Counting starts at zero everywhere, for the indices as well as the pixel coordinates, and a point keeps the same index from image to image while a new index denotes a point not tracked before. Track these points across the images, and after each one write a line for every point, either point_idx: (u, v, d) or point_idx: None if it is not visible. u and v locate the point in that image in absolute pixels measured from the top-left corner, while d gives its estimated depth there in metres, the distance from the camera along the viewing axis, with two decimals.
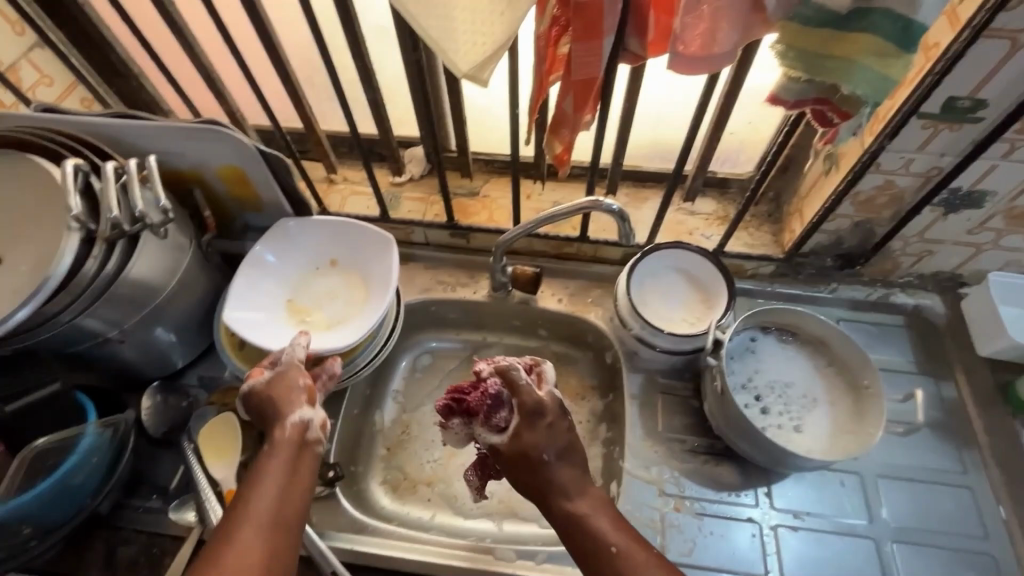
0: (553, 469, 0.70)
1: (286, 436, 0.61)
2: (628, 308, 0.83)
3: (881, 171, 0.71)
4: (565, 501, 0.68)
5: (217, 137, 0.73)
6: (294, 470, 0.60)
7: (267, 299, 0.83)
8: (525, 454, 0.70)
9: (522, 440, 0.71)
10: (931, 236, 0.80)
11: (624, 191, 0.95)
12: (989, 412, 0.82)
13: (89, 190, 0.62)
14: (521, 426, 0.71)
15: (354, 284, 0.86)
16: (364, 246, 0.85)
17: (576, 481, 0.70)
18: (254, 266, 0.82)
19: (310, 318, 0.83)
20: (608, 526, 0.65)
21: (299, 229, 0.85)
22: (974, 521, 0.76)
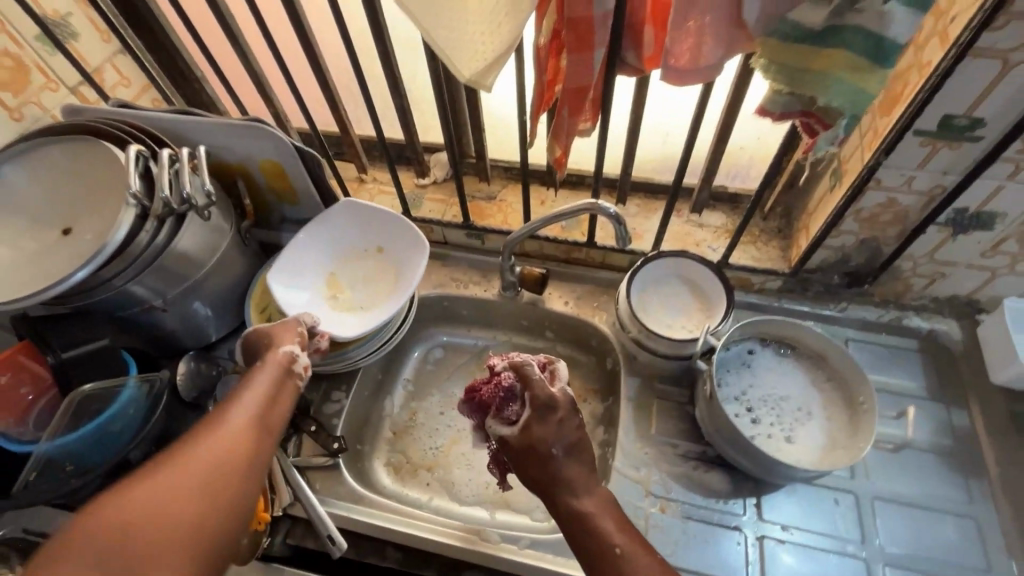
0: (562, 464, 0.66)
1: (275, 359, 0.68)
2: (627, 311, 0.86)
3: (882, 187, 0.71)
4: (572, 499, 0.64)
5: (259, 134, 0.83)
6: (277, 387, 0.66)
7: (312, 270, 0.91)
8: (534, 448, 0.67)
9: (530, 433, 0.68)
10: (941, 257, 0.79)
11: (635, 201, 0.98)
12: (1000, 442, 0.79)
13: (147, 173, 0.72)
14: (531, 418, 0.69)
15: (389, 273, 0.92)
16: (398, 238, 0.92)
17: (585, 481, 0.66)
18: (315, 233, 0.91)
19: (344, 297, 0.91)
20: (613, 526, 0.61)
21: (349, 213, 0.92)
22: (977, 553, 0.73)
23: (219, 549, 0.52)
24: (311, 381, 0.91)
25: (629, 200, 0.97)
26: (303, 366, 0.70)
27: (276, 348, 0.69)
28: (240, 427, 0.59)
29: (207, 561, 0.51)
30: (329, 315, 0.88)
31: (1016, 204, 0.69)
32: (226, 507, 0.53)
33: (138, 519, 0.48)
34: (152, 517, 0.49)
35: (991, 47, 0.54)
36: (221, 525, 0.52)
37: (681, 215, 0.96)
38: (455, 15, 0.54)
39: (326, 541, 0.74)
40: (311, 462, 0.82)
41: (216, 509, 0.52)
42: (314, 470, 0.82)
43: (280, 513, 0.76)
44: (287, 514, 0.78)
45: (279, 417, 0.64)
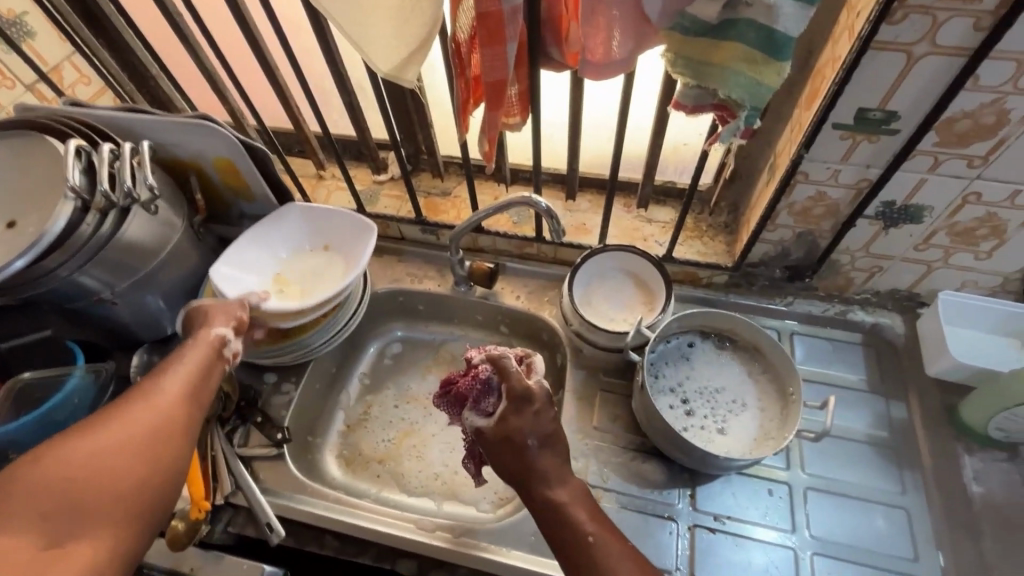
0: (537, 457, 0.63)
1: (205, 339, 0.69)
2: (570, 305, 0.86)
3: (810, 181, 0.72)
4: (546, 491, 0.61)
5: (208, 131, 0.84)
6: (207, 364, 0.67)
7: (261, 268, 0.92)
8: (508, 441, 0.64)
9: (508, 426, 0.65)
10: (877, 250, 0.80)
11: (586, 197, 0.99)
12: (935, 435, 0.80)
13: (89, 167, 0.73)
14: (509, 410, 0.65)
15: (337, 265, 0.93)
16: (346, 231, 0.94)
17: (560, 471, 0.63)
18: (260, 235, 0.93)
19: (293, 290, 0.92)
20: (584, 513, 0.60)
21: (296, 212, 0.95)
22: (905, 542, 0.73)
23: (151, 511, 0.54)
24: (261, 373, 0.92)
25: (580, 196, 0.98)
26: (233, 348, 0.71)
27: (207, 329, 0.70)
28: (170, 399, 0.60)
29: (143, 519, 0.53)
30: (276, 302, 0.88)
31: (941, 197, 0.70)
32: (159, 469, 0.55)
33: (72, 478, 0.50)
34: (81, 481, 0.50)
35: (893, 41, 0.55)
36: (155, 485, 0.54)
37: (631, 211, 0.97)
38: (366, 13, 0.55)
39: (265, 529, 0.76)
40: (255, 451, 0.83)
41: (150, 471, 0.54)
42: (259, 461, 0.84)
43: (222, 501, 0.78)
44: (230, 502, 0.80)
45: (208, 393, 0.65)
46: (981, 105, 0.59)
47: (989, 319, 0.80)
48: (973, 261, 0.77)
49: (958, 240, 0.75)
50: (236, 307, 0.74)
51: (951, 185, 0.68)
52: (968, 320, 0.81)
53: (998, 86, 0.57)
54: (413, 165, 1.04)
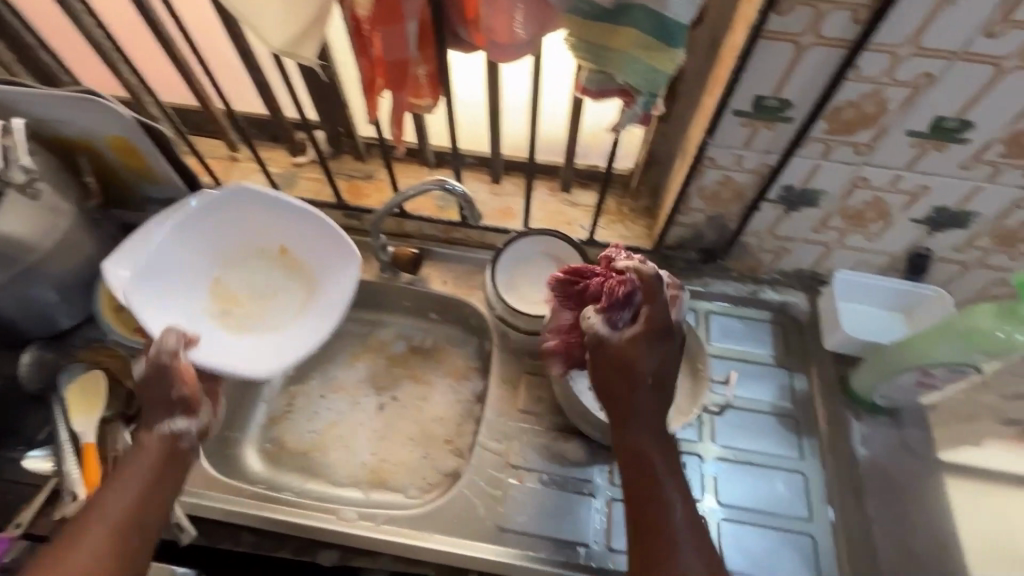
0: (643, 396, 0.63)
1: (153, 444, 0.64)
2: (493, 290, 0.87)
3: (717, 165, 0.75)
4: (642, 438, 0.63)
5: (95, 107, 0.77)
6: (150, 480, 0.62)
7: (194, 273, 0.79)
8: (627, 369, 0.63)
9: (636, 358, 0.63)
10: (781, 232, 0.84)
11: (512, 181, 0.98)
12: (832, 403, 0.86)
13: None
14: (642, 345, 0.63)
15: (297, 283, 0.85)
16: (313, 242, 0.83)
17: (659, 428, 0.64)
18: (197, 230, 0.78)
19: (240, 311, 0.83)
20: (669, 476, 0.62)
21: (251, 210, 0.81)
22: (802, 503, 0.79)
23: None
24: None
25: (506, 180, 0.98)
26: (193, 438, 0.66)
27: (152, 429, 0.65)
28: (105, 536, 0.57)
29: None
30: (228, 337, 0.79)
31: (835, 182, 0.74)
32: None
33: None
34: None
35: (781, 31, 0.58)
36: None
37: (555, 194, 0.97)
38: None
39: (174, 529, 0.74)
40: None
41: None
42: None
43: None
44: None
45: (155, 512, 0.61)
46: (863, 95, 0.62)
47: (882, 297, 0.86)
48: (865, 242, 0.83)
49: (852, 222, 0.80)
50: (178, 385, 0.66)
51: (843, 171, 0.72)
52: (861, 296, 0.87)
53: (876, 78, 0.61)
54: (334, 147, 1.00)
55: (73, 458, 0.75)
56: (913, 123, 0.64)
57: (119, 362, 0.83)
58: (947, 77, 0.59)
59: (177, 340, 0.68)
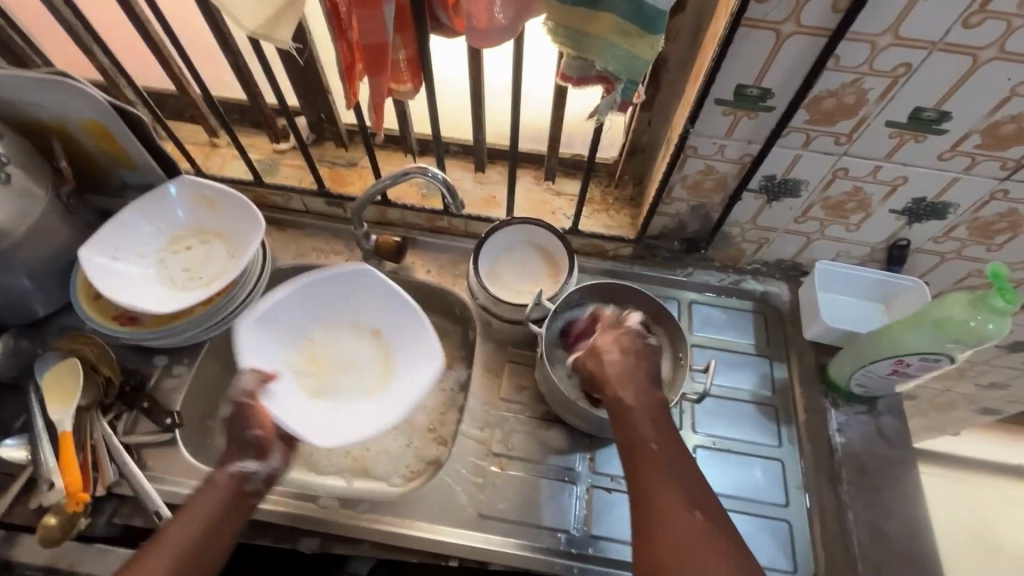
0: (611, 370, 0.71)
1: (224, 482, 0.66)
2: (476, 280, 0.87)
3: (699, 155, 0.75)
4: (647, 436, 0.65)
5: (68, 89, 0.76)
6: (218, 517, 0.63)
7: (293, 330, 0.84)
8: (593, 355, 0.74)
9: (605, 355, 0.73)
10: (763, 222, 0.85)
11: (496, 169, 0.98)
12: (810, 392, 0.87)
13: None
14: (603, 340, 0.75)
15: (381, 366, 0.85)
16: (402, 326, 0.84)
17: (667, 430, 0.65)
18: (307, 293, 0.83)
19: (327, 377, 0.84)
20: (681, 474, 0.62)
21: (350, 283, 0.84)
22: (779, 490, 0.80)
23: None
24: (149, 356, 0.86)
25: (490, 169, 0.97)
26: (261, 481, 0.68)
27: (224, 467, 0.67)
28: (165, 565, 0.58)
29: None
30: (302, 394, 0.80)
31: (816, 172, 0.74)
32: None
33: None
34: None
35: (763, 19, 0.58)
36: None
37: (540, 183, 0.97)
38: None
39: (154, 517, 0.73)
40: (144, 438, 0.79)
41: None
42: (148, 448, 0.79)
43: (103, 492, 0.73)
44: (113, 493, 0.75)
45: (218, 548, 0.62)
46: (843, 84, 0.62)
47: (861, 288, 0.87)
48: (845, 233, 0.83)
49: (832, 213, 0.80)
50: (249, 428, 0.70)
51: (824, 161, 0.72)
52: (840, 287, 0.88)
53: (856, 67, 0.61)
54: (316, 134, 0.99)
55: (49, 445, 0.74)
56: (892, 113, 0.64)
57: (95, 350, 0.81)
58: (927, 66, 0.59)
59: (253, 380, 0.76)
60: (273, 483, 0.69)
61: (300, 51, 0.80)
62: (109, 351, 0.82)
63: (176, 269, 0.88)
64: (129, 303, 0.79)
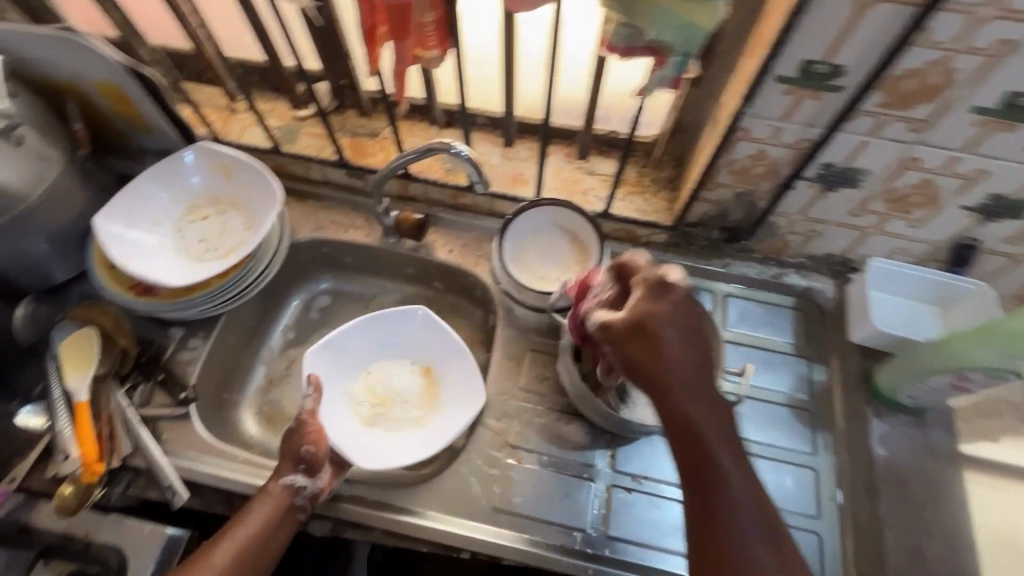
0: (668, 353, 0.55)
1: (278, 492, 0.70)
2: (500, 263, 0.82)
3: (751, 138, 0.68)
4: (715, 459, 0.54)
5: (78, 47, 0.72)
6: (272, 524, 0.69)
7: (353, 358, 0.85)
8: (640, 332, 0.56)
9: (661, 341, 0.55)
10: (814, 214, 0.78)
11: (525, 145, 0.92)
12: (851, 398, 0.81)
13: None
14: (663, 321, 0.56)
15: (432, 402, 0.84)
16: (455, 363, 0.83)
17: (733, 446, 0.55)
18: (366, 325, 0.85)
19: (384, 410, 0.84)
20: (749, 505, 0.53)
21: (406, 319, 0.85)
22: (810, 500, 0.76)
23: None
24: (166, 327, 0.85)
25: (519, 144, 0.92)
26: (307, 496, 0.71)
27: (277, 478, 0.70)
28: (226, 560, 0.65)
29: None
30: (356, 423, 0.81)
31: (881, 161, 0.67)
32: None
33: None
34: None
35: None
36: None
37: (572, 161, 0.91)
38: None
39: (167, 492, 0.73)
40: (157, 411, 0.78)
41: None
42: (163, 421, 0.78)
43: (118, 464, 0.73)
44: (129, 464, 0.75)
45: (268, 551, 0.68)
46: (928, 63, 0.55)
47: (916, 289, 0.80)
48: (906, 229, 0.76)
49: (894, 206, 0.73)
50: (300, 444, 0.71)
51: (891, 149, 0.65)
52: (893, 287, 0.81)
53: (947, 43, 0.53)
54: (338, 100, 0.94)
55: (66, 414, 0.74)
56: (981, 98, 0.56)
57: (111, 320, 0.80)
58: None
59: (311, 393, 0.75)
60: (319, 499, 0.71)
61: (319, 10, 0.74)
62: (125, 321, 0.81)
63: (193, 240, 0.86)
64: (142, 275, 0.77)
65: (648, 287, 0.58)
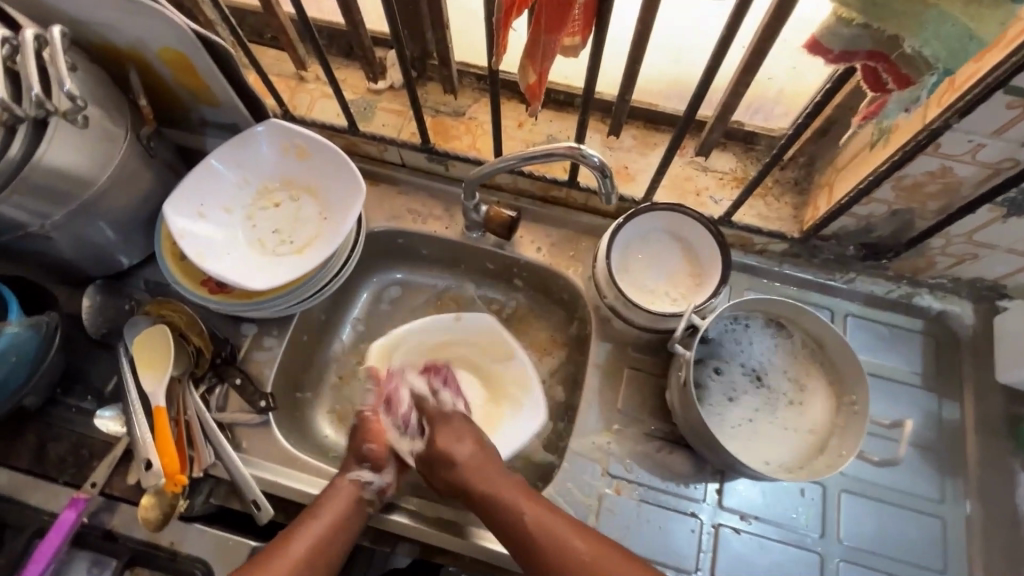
0: (457, 461, 0.68)
1: (346, 487, 0.66)
2: (605, 277, 0.73)
3: (939, 153, 0.57)
4: (495, 511, 0.63)
5: (144, 12, 0.62)
6: (344, 519, 0.65)
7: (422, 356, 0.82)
8: (437, 452, 0.69)
9: (448, 448, 0.69)
10: (981, 239, 0.67)
11: (631, 132, 0.81)
12: (989, 445, 0.73)
13: (9, 64, 0.57)
14: (442, 441, 0.70)
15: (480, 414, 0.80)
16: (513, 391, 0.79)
17: (505, 479, 0.66)
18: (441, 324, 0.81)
19: None
20: (561, 531, 0.60)
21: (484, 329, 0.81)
22: (936, 553, 0.70)
23: None
24: (239, 324, 0.80)
25: (624, 131, 0.81)
26: (375, 490, 0.68)
27: (345, 474, 0.68)
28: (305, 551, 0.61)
29: None
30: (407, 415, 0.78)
31: None
32: None
33: None
34: None
35: None
36: None
37: (684, 154, 0.80)
38: None
39: (251, 507, 0.70)
40: (236, 418, 0.73)
41: None
42: (241, 426, 0.74)
43: (200, 474, 0.70)
44: (210, 474, 0.72)
45: (338, 549, 0.64)
46: None
47: None
48: None
49: None
50: (365, 442, 0.70)
51: None
52: None
53: None
54: (418, 71, 0.84)
55: (144, 419, 0.70)
56: None
57: (186, 318, 0.75)
58: None
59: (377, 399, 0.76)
60: (386, 496, 0.69)
61: None
62: (199, 318, 0.76)
63: (266, 230, 0.79)
64: (216, 273, 0.70)
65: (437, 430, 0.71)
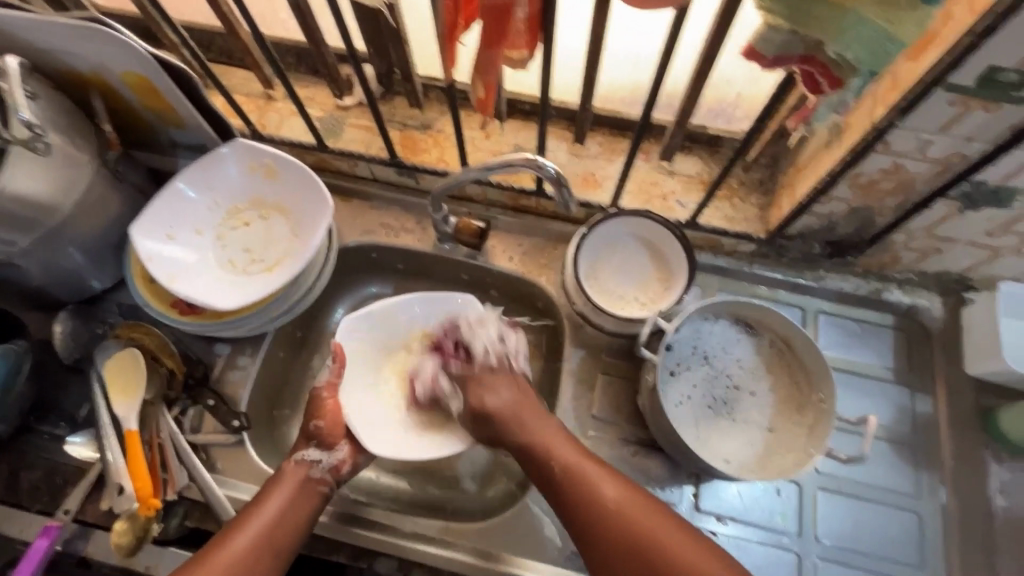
0: (504, 413, 0.67)
1: (291, 472, 0.66)
2: (575, 285, 0.74)
3: (890, 151, 0.58)
4: (528, 452, 0.65)
5: (102, 39, 0.62)
6: (292, 500, 0.64)
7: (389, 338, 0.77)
8: (482, 415, 0.68)
9: (487, 403, 0.68)
10: (941, 233, 0.67)
11: (596, 139, 0.82)
12: (961, 437, 0.73)
13: None
14: (481, 396, 0.69)
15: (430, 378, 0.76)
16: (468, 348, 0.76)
17: (540, 420, 0.67)
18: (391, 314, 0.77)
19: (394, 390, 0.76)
20: (599, 483, 0.61)
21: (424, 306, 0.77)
22: (913, 547, 0.70)
23: None
24: (212, 344, 0.80)
25: (589, 138, 0.82)
26: (327, 468, 0.67)
27: (292, 455, 0.68)
28: (244, 547, 0.60)
29: None
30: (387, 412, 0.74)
31: None
32: None
33: None
34: None
35: None
36: None
37: (648, 159, 0.81)
38: None
39: None
40: (210, 439, 0.73)
41: None
42: (216, 447, 0.74)
43: (174, 496, 0.69)
44: (184, 496, 0.72)
45: (290, 531, 0.63)
46: None
47: None
48: None
49: None
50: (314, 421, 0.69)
51: None
52: None
53: None
54: (385, 87, 0.85)
55: (116, 444, 0.69)
56: None
57: (156, 340, 0.75)
58: None
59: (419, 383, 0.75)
60: (341, 472, 0.68)
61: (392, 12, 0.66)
62: (170, 339, 0.76)
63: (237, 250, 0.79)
64: (185, 295, 0.70)
65: (476, 390, 0.69)
